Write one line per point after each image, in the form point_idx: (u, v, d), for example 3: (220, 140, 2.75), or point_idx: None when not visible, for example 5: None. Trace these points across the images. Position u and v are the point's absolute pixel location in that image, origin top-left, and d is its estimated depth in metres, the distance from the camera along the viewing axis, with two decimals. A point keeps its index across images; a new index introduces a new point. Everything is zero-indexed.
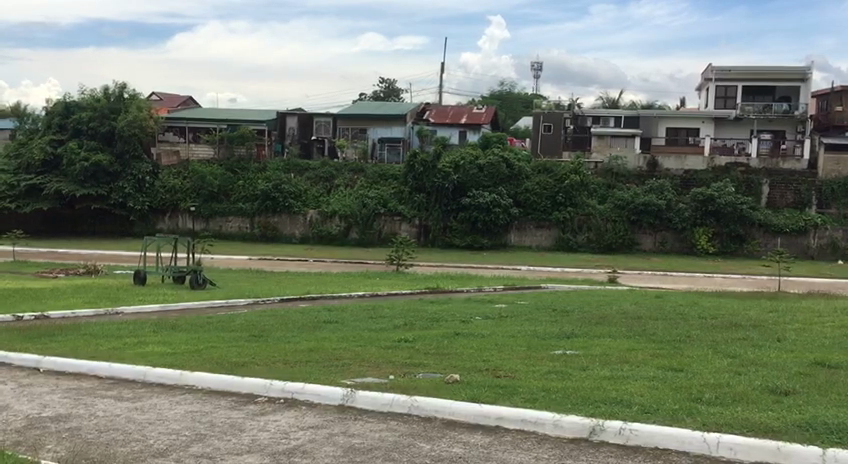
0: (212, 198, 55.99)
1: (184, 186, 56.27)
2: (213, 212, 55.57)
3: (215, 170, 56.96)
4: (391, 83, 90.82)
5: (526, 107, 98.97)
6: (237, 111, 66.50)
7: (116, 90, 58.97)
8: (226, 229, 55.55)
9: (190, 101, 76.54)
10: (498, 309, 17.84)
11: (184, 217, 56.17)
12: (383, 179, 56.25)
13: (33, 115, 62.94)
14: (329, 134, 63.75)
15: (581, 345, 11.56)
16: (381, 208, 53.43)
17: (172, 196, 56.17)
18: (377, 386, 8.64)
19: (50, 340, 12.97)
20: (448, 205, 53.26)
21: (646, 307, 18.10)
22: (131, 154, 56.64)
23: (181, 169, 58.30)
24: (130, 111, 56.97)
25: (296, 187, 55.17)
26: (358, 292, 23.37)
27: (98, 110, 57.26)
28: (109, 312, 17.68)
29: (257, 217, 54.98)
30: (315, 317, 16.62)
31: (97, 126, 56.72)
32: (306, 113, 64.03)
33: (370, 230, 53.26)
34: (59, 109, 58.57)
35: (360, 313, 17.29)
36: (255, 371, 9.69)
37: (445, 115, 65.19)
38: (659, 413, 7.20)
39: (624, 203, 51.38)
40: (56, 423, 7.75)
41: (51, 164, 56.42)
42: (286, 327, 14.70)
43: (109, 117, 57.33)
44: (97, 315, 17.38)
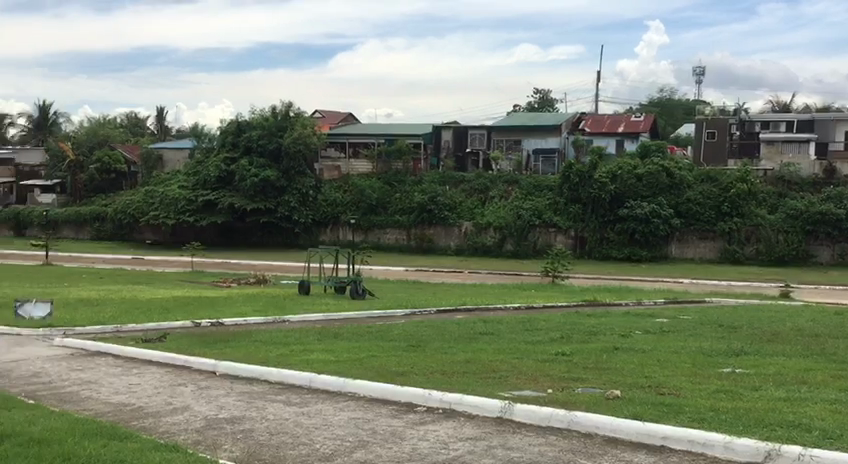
0: (370, 210, 57.72)
1: (344, 199, 58.44)
2: (371, 224, 57.28)
3: (373, 183, 58.80)
4: (546, 93, 90.03)
5: (688, 114, 95.32)
6: (394, 126, 68.16)
7: (283, 109, 62.34)
8: (385, 241, 57.10)
9: (350, 117, 79.41)
10: (659, 324, 17.15)
11: (344, 229, 58.33)
12: (538, 190, 55.71)
13: (209, 135, 67.51)
14: (484, 146, 64.04)
15: (750, 363, 10.93)
16: (536, 219, 52.88)
17: (333, 209, 58.46)
18: (536, 400, 8.54)
19: (225, 346, 13.86)
20: (606, 216, 52.06)
21: (825, 324, 16.80)
22: (295, 169, 59.41)
23: (341, 183, 60.61)
24: (295, 129, 60.08)
25: (451, 199, 55.95)
26: (514, 304, 23.26)
27: (267, 129, 60.67)
28: (277, 320, 18.63)
29: (414, 229, 56.17)
30: (471, 328, 16.72)
31: (266, 144, 60.10)
32: (461, 126, 64.58)
33: (525, 242, 52.97)
34: (232, 128, 62.56)
35: (516, 326, 17.20)
36: (414, 381, 9.88)
37: (601, 125, 63.76)
38: (842, 440, 6.67)
39: (797, 212, 48.13)
40: (231, 424, 8.24)
41: (224, 181, 60.23)
42: (443, 338, 14.90)
43: (277, 135, 60.56)
44: (266, 322, 18.37)
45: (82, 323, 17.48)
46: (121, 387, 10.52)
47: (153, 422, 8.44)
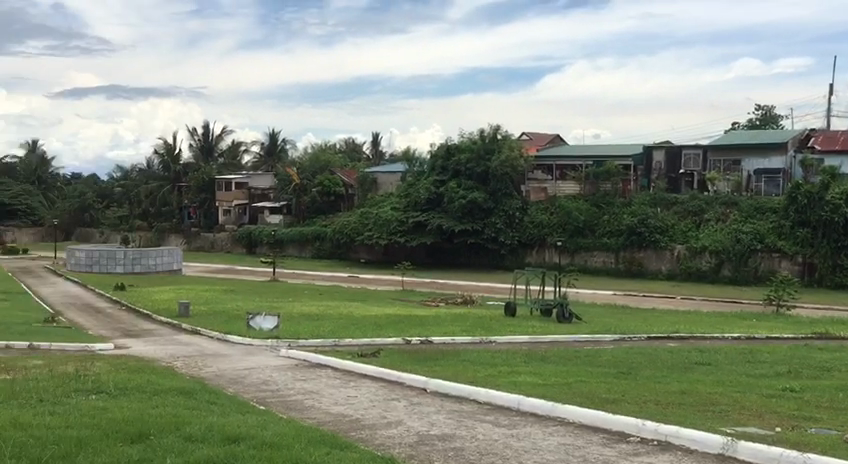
0: (578, 232, 57.08)
1: (551, 221, 58.13)
2: (578, 246, 56.53)
3: (581, 205, 58.04)
4: (769, 109, 84.17)
5: None
6: (603, 147, 66.77)
7: (491, 132, 63.18)
8: (592, 263, 56.06)
9: (557, 139, 78.91)
10: None
11: (551, 251, 57.96)
12: (760, 213, 52.07)
13: (420, 159, 69.97)
14: (699, 167, 60.81)
15: None
16: (757, 243, 49.59)
17: (539, 231, 58.30)
18: (762, 438, 7.94)
19: (434, 364, 14.22)
20: (839, 241, 47.76)
21: None
22: (502, 191, 59.96)
23: (548, 205, 60.38)
24: (502, 151, 60.72)
25: (663, 221, 53.87)
26: (733, 334, 21.83)
27: (475, 152, 61.85)
28: (484, 340, 18.83)
29: (623, 252, 54.70)
30: (686, 357, 15.91)
31: (474, 167, 61.28)
32: (674, 147, 61.31)
33: (744, 267, 49.76)
34: (442, 152, 64.38)
35: (736, 357, 16.13)
36: (626, 409, 9.56)
37: (834, 142, 58.32)
38: None
39: None
40: (443, 441, 8.42)
41: (434, 202, 62.14)
42: (656, 367, 14.29)
43: (485, 158, 61.47)
44: (473, 342, 18.61)
45: (304, 335, 18.70)
46: (339, 399, 11.10)
47: (370, 434, 8.82)
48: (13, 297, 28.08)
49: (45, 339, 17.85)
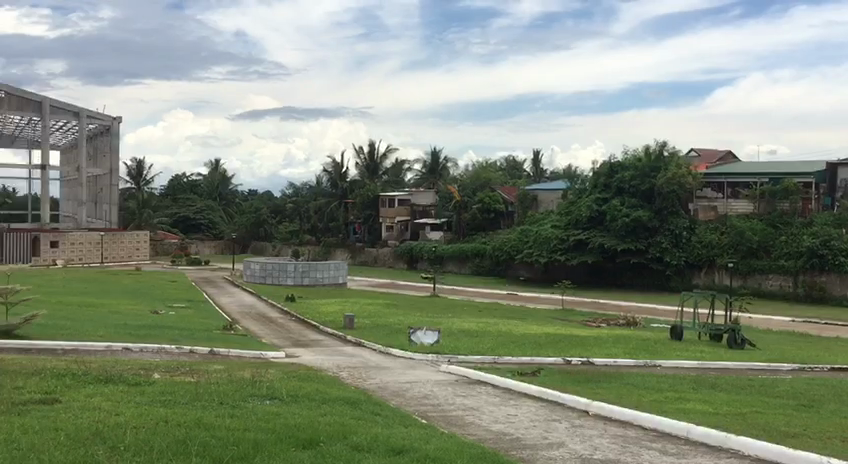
0: (751, 254, 54.08)
1: (721, 241, 55.30)
2: (751, 268, 53.46)
3: (754, 225, 55.01)
4: None
5: None
6: (780, 163, 62.79)
7: (657, 148, 61.18)
8: (767, 287, 52.77)
9: (728, 155, 75.11)
10: None
11: (721, 273, 55.06)
12: None
13: (582, 177, 68.81)
14: None
15: None
16: None
17: (709, 251, 55.49)
18: None
19: (596, 385, 13.88)
20: None
21: None
22: (669, 210, 57.87)
23: (718, 224, 57.63)
24: (669, 169, 58.64)
25: None
26: None
27: (640, 169, 60.08)
28: (649, 364, 18.19)
29: (802, 276, 51.08)
30: None
31: (639, 184, 59.50)
32: None
33: None
34: (604, 170, 63.08)
35: None
36: (809, 445, 8.87)
37: None
38: None
39: None
40: None
41: (596, 220, 60.88)
42: (841, 401, 13.19)
43: (650, 175, 59.59)
44: (637, 366, 18.00)
45: (464, 351, 18.84)
46: (499, 416, 11.08)
47: (532, 454, 8.74)
48: (195, 305, 30.26)
49: (224, 345, 19.09)
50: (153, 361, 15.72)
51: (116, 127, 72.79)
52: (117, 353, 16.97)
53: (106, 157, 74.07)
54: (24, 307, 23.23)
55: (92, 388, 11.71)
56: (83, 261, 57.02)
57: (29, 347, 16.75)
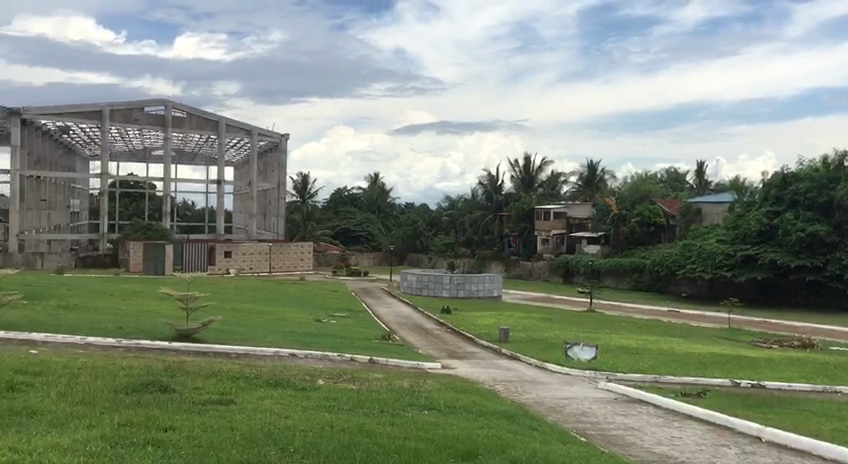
0: None
1: None
2: None
3: None
4: None
5: None
6: None
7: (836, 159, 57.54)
8: None
9: None
10: None
11: None
12: None
13: (751, 189, 65.09)
14: None
15: None
16: None
17: None
18: None
19: (770, 411, 13.07)
20: None
21: None
22: None
23: None
24: None
25: None
26: None
27: (817, 181, 56.48)
28: (828, 390, 16.90)
29: None
30: None
31: (815, 197, 55.75)
32: None
33: None
34: (776, 181, 59.40)
35: None
36: None
37: None
38: None
39: None
40: None
41: (767, 235, 57.36)
42: None
43: (828, 186, 55.96)
44: (814, 391, 16.79)
45: (623, 369, 18.30)
46: (663, 438, 10.66)
47: None
48: (355, 314, 31.25)
49: (383, 355, 19.59)
50: (317, 368, 16.39)
51: (284, 144, 76.47)
52: (284, 359, 17.82)
53: (275, 172, 78.22)
54: (202, 312, 24.92)
55: (262, 391, 12.37)
56: (253, 270, 60.40)
57: (206, 350, 17.95)
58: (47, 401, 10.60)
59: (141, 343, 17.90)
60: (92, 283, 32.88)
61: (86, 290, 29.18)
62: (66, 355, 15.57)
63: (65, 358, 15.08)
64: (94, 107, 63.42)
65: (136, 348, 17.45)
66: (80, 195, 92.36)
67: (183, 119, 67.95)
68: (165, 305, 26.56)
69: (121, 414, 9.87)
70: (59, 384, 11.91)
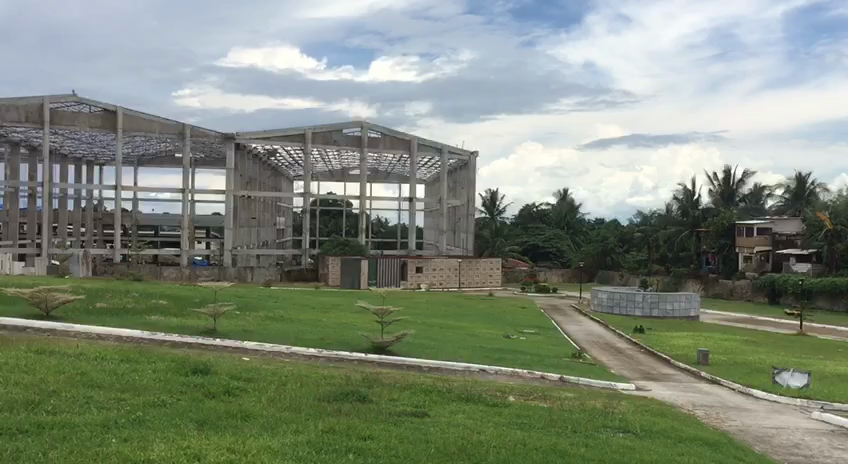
0: None
1: None
2: None
3: None
4: None
5: None
6: None
7: None
8: None
9: None
10: None
11: None
12: None
13: None
14: None
15: None
16: None
17: None
18: None
19: None
20: None
21: None
22: None
23: None
24: None
25: None
26: None
27: None
28: None
29: None
30: None
31: None
32: None
33: None
34: None
35: None
36: None
37: None
38: None
39: None
40: None
41: None
42: None
43: None
44: None
45: (841, 399, 16.79)
46: None
47: None
48: (544, 331, 31.01)
49: (574, 373, 19.29)
50: (507, 384, 16.44)
51: (473, 161, 77.34)
52: (474, 374, 18.04)
53: (465, 189, 79.41)
54: (396, 325, 25.73)
55: (455, 406, 12.57)
56: (443, 285, 61.56)
57: (399, 362, 18.55)
58: (257, 405, 11.40)
59: (340, 354, 18.79)
60: (296, 296, 35.00)
61: (290, 302, 31.09)
62: (275, 363, 16.69)
63: (274, 365, 16.18)
64: (298, 130, 67.72)
65: (336, 359, 18.35)
66: (285, 212, 98.76)
67: (378, 139, 70.82)
68: (361, 318, 27.68)
69: (324, 421, 10.42)
70: (269, 390, 12.76)
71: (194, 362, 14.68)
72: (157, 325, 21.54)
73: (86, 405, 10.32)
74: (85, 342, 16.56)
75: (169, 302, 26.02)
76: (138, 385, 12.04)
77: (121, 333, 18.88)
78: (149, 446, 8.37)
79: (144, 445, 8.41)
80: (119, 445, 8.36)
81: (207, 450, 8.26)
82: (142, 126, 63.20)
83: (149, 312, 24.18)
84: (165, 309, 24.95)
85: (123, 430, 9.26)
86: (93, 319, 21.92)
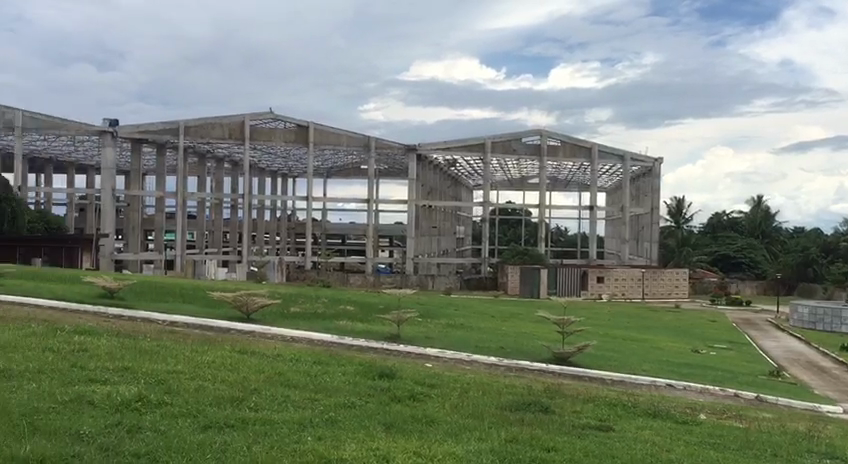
0: None
1: None
2: None
3: None
4: None
5: None
6: None
7: None
8: None
9: None
10: None
11: None
12: None
13: None
14: None
15: None
16: None
17: None
18: None
19: None
20: None
21: None
22: None
23: None
24: None
25: None
26: None
27: None
28: None
29: None
30: None
31: None
32: None
33: None
34: None
35: None
36: None
37: None
38: None
39: None
40: None
41: None
42: None
43: None
44: None
45: None
46: None
47: None
48: (738, 347, 29.26)
49: (772, 393, 18.04)
50: (697, 401, 15.68)
51: (658, 168, 74.60)
52: (660, 388, 17.38)
53: (648, 197, 76.75)
54: (578, 336, 25.28)
55: (642, 421, 12.16)
56: (626, 296, 59.74)
57: (581, 373, 18.24)
58: (442, 411, 11.62)
59: (520, 364, 18.75)
60: (477, 304, 35.32)
61: (470, 310, 31.43)
62: (457, 370, 16.94)
63: (457, 373, 16.43)
64: (477, 140, 68.50)
65: (516, 368, 18.33)
66: (464, 221, 100.05)
67: (557, 147, 70.16)
68: (542, 328, 27.47)
69: (507, 430, 10.44)
70: (452, 397, 12.96)
71: (380, 367, 15.21)
72: (345, 330, 22.53)
73: (283, 404, 10.97)
74: (281, 344, 17.64)
75: (356, 308, 27.15)
76: (329, 386, 12.64)
77: (312, 336, 19.94)
78: (342, 445, 8.76)
79: (337, 444, 8.82)
80: (313, 443, 8.82)
81: (396, 453, 8.53)
82: (331, 139, 66.48)
83: (338, 317, 25.32)
84: (352, 314, 26.02)
85: (317, 429, 9.77)
86: (288, 322, 23.29)
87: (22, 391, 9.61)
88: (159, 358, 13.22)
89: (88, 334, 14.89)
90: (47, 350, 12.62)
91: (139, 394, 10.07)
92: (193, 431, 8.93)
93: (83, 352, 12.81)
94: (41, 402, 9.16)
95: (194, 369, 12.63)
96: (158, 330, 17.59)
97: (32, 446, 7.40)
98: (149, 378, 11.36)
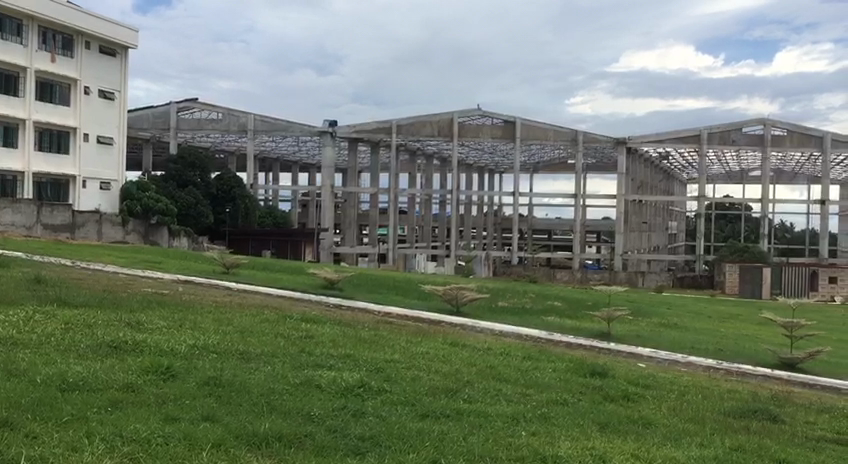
0: None
1: None
2: None
3: None
4: None
5: None
6: None
7: None
8: None
9: None
10: None
11: None
12: None
13: None
14: None
15: None
16: None
17: None
18: None
19: None
20: None
21: None
22: None
23: None
24: None
25: None
26: None
27: None
28: None
29: None
30: None
31: None
32: None
33: None
34: None
35: None
36: None
37: None
38: None
39: None
40: None
41: None
42: None
43: None
44: None
45: None
46: None
47: None
48: None
49: None
50: None
51: None
52: None
53: None
54: (808, 341, 23.31)
55: None
56: None
57: (812, 382, 16.87)
58: (658, 413, 11.20)
59: (743, 368, 17.64)
60: (694, 304, 33.65)
61: (685, 309, 29.98)
62: (671, 371, 16.28)
63: (673, 374, 15.73)
64: (693, 131, 65.26)
65: (738, 373, 17.26)
66: (677, 217, 96.15)
67: (783, 137, 65.33)
68: (765, 331, 25.69)
69: (731, 437, 9.88)
70: (670, 400, 12.43)
71: (592, 364, 14.90)
72: (555, 326, 22.30)
73: (496, 397, 11.08)
74: (490, 338, 17.85)
75: (563, 305, 26.82)
76: (540, 382, 12.62)
77: (520, 331, 19.94)
78: (556, 442, 8.72)
79: (551, 441, 8.74)
80: (528, 438, 8.83)
81: (613, 453, 8.32)
82: (538, 134, 66.27)
83: (546, 313, 25.22)
84: (560, 310, 25.83)
85: (531, 424, 9.76)
86: (498, 317, 23.53)
87: (260, 372, 10.46)
88: (378, 347, 13.84)
89: (313, 322, 15.92)
90: (279, 336, 13.63)
91: (361, 381, 10.59)
92: (413, 419, 9.27)
93: (311, 339, 13.71)
94: (277, 383, 9.91)
95: (411, 359, 13.05)
96: (375, 320, 18.47)
97: (271, 424, 8.03)
98: (369, 365, 11.92)
